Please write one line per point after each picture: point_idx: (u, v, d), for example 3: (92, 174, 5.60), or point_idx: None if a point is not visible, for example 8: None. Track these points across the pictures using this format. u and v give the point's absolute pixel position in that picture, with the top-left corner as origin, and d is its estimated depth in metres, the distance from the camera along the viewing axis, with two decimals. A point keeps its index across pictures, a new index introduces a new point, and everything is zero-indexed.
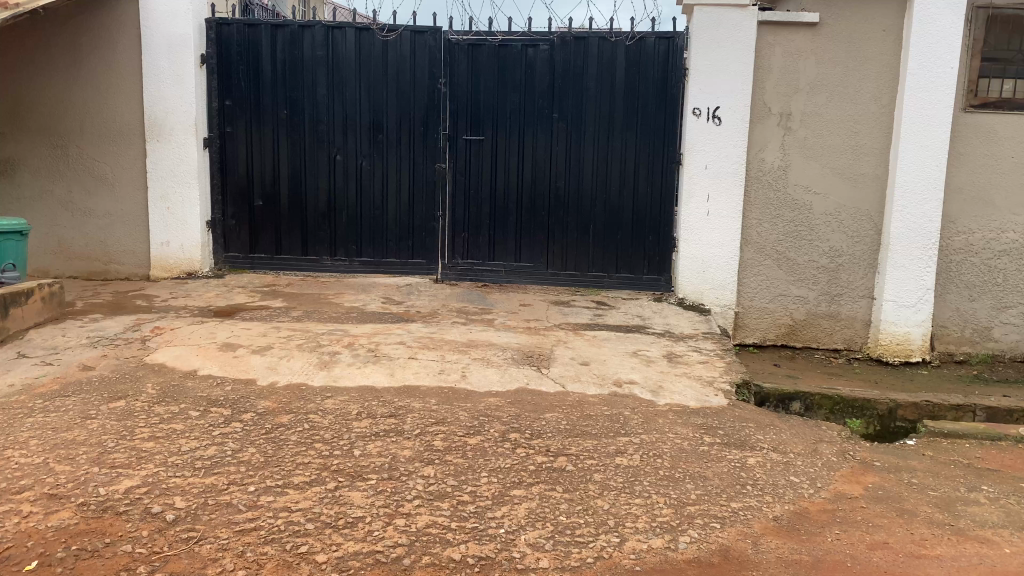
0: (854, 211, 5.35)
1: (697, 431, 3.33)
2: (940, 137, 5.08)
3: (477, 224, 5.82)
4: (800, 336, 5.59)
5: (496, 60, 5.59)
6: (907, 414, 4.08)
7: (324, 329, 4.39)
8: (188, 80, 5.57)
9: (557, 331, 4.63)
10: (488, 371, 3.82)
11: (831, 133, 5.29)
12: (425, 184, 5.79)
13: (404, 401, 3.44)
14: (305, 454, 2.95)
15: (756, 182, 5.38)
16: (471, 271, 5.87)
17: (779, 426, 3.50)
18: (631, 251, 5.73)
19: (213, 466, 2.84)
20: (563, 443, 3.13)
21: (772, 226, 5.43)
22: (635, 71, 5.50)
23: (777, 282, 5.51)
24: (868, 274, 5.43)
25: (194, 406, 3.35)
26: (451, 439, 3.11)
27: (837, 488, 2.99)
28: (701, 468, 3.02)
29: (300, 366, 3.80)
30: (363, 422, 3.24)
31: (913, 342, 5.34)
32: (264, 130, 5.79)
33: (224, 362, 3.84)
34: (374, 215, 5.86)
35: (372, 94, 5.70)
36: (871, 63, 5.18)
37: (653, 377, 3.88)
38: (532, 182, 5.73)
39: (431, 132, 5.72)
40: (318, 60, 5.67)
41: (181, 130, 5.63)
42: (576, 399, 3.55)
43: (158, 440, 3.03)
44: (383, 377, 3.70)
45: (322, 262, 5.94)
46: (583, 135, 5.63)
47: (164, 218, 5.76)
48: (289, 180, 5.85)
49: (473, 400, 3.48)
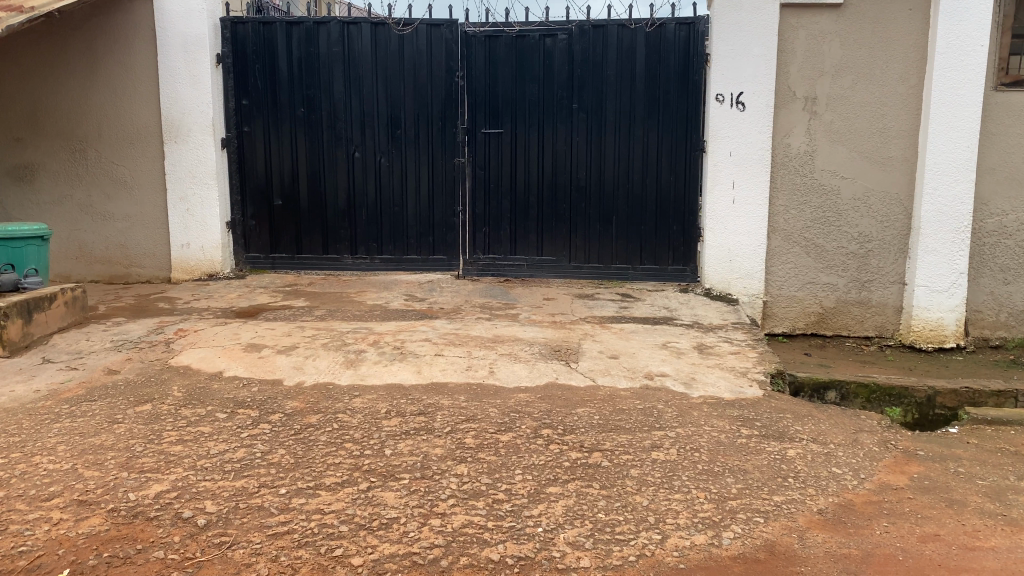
0: (883, 195, 5.24)
1: (734, 423, 3.25)
2: (971, 117, 4.95)
3: (498, 218, 5.75)
4: (830, 325, 5.49)
5: (513, 51, 5.51)
6: (946, 401, 3.98)
7: (348, 328, 4.34)
8: (205, 81, 5.54)
9: (583, 324, 4.56)
10: (516, 366, 3.75)
11: (857, 116, 5.18)
12: (445, 179, 5.73)
13: (433, 399, 3.38)
14: (336, 455, 2.90)
15: (782, 168, 5.28)
16: (493, 266, 5.80)
17: (817, 416, 3.41)
18: (655, 242, 5.64)
19: (243, 469, 2.79)
20: (597, 438, 3.06)
21: (799, 213, 5.33)
22: (656, 58, 5.41)
23: (805, 269, 5.41)
24: (899, 259, 5.31)
25: (221, 408, 3.31)
26: (483, 436, 3.04)
27: (882, 479, 2.89)
28: (740, 462, 2.94)
29: (326, 365, 3.76)
30: (392, 420, 3.18)
31: (947, 328, 5.22)
32: (281, 129, 5.75)
33: (249, 362, 3.80)
34: (394, 211, 5.80)
35: (390, 90, 5.64)
36: (897, 43, 5.06)
37: (684, 370, 3.80)
38: (553, 175, 5.65)
39: (449, 126, 5.65)
40: (334, 56, 5.62)
41: (199, 131, 5.60)
42: (607, 393, 3.48)
43: (186, 444, 2.99)
44: (411, 375, 3.64)
45: (343, 260, 5.90)
46: (603, 125, 5.55)
47: (184, 220, 5.74)
48: (307, 179, 5.80)
49: (502, 396, 3.41)
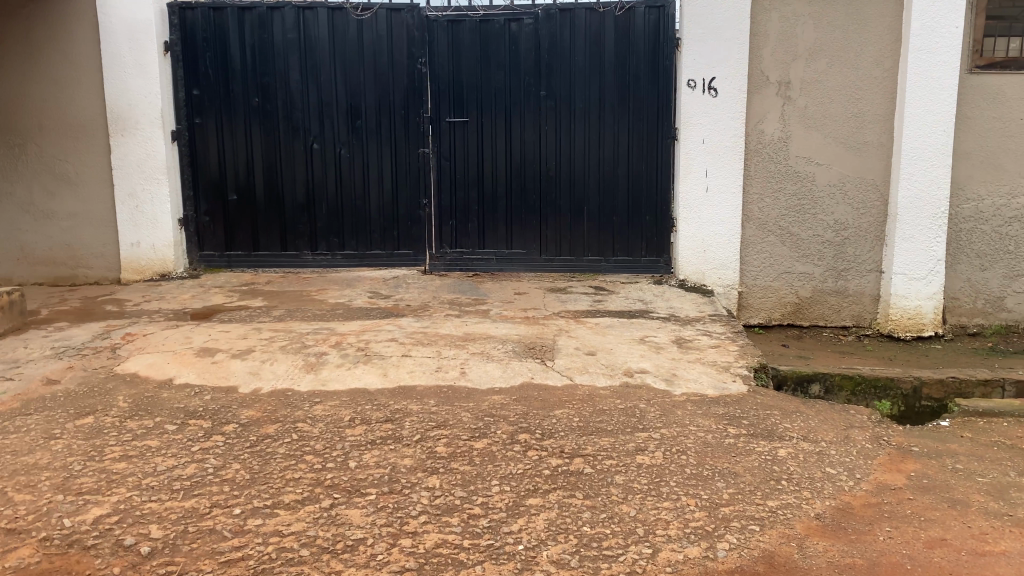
0: (859, 181, 5.12)
1: (720, 422, 3.08)
2: (947, 101, 4.85)
3: (465, 211, 5.53)
4: (807, 315, 5.36)
5: (478, 36, 5.29)
6: (933, 393, 3.86)
7: (309, 329, 4.09)
8: (152, 70, 5.24)
9: (557, 320, 4.36)
10: (488, 366, 3.55)
11: (832, 101, 5.04)
12: (409, 170, 5.49)
13: (400, 404, 3.16)
14: (295, 469, 2.66)
15: (756, 155, 5.12)
16: (461, 260, 5.59)
17: (806, 412, 3.26)
18: (628, 233, 5.47)
19: (193, 488, 2.55)
20: (578, 442, 2.86)
21: (774, 201, 5.18)
22: (625, 42, 5.22)
23: (781, 258, 5.26)
24: (876, 247, 5.20)
25: (171, 419, 3.06)
26: (456, 443, 2.83)
27: (878, 478, 2.74)
28: (730, 464, 2.76)
29: (285, 370, 3.51)
30: (356, 429, 2.95)
31: (925, 316, 5.13)
32: (234, 121, 5.47)
33: (202, 368, 3.54)
34: (356, 204, 5.56)
35: (349, 78, 5.39)
36: (871, 26, 4.93)
37: (665, 366, 3.62)
38: (521, 164, 5.44)
39: (412, 115, 5.41)
40: (290, 43, 5.35)
41: (147, 123, 5.30)
42: (586, 392, 3.29)
43: (131, 460, 2.74)
44: (376, 379, 3.42)
45: (303, 257, 5.64)
46: (573, 112, 5.35)
47: (133, 217, 5.43)
48: (264, 173, 5.54)
49: (475, 399, 3.20)
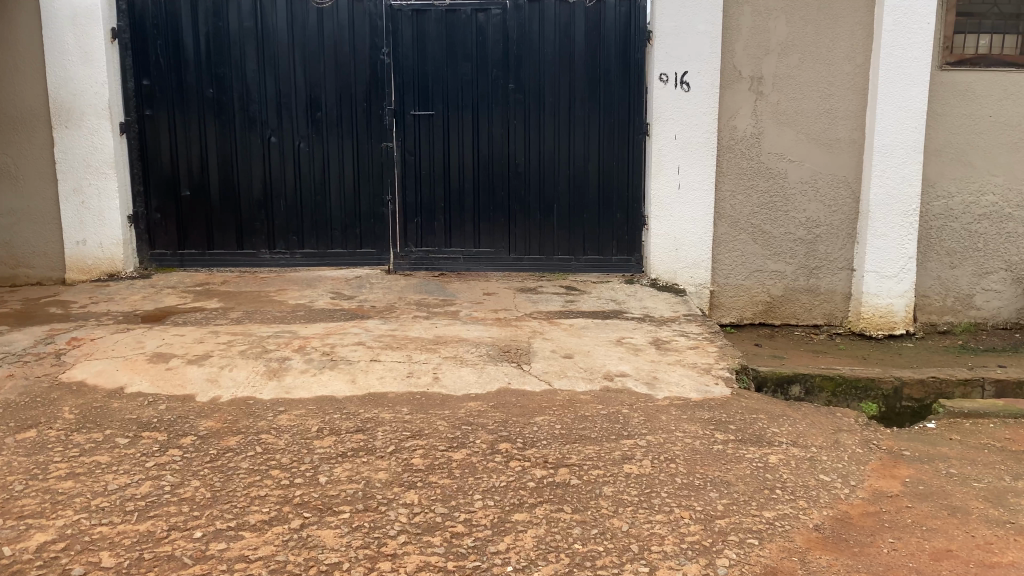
0: (830, 178, 5.06)
1: (707, 428, 2.95)
2: (919, 98, 4.82)
3: (431, 208, 5.34)
4: (779, 313, 5.28)
5: (444, 27, 5.11)
6: (913, 393, 3.81)
7: (269, 332, 3.88)
8: (99, 58, 4.96)
9: (530, 321, 4.21)
10: (463, 371, 3.38)
11: (804, 96, 4.97)
12: (372, 166, 5.29)
13: (371, 413, 2.98)
14: (260, 486, 2.47)
15: (728, 151, 5.03)
16: (426, 259, 5.40)
17: (793, 416, 3.15)
18: (598, 231, 5.34)
19: (149, 508, 2.34)
20: (561, 451, 2.71)
21: (746, 198, 5.09)
22: (596, 35, 5.09)
23: (752, 257, 5.18)
24: (848, 245, 5.15)
25: (122, 432, 2.84)
26: (433, 455, 2.66)
27: (874, 486, 2.64)
28: (722, 473, 2.64)
29: (245, 377, 3.30)
30: (325, 441, 2.77)
31: (896, 314, 5.10)
32: (187, 113, 5.21)
33: (156, 376, 3.31)
34: (316, 201, 5.34)
35: (308, 69, 5.16)
36: (843, 20, 4.87)
37: (645, 368, 3.48)
38: (489, 160, 5.27)
39: (375, 109, 5.21)
40: (246, 32, 5.11)
41: (93, 114, 5.02)
42: (566, 398, 3.14)
43: (78, 478, 2.51)
44: (344, 386, 3.22)
45: (260, 256, 5.40)
46: (542, 106, 5.20)
47: (78, 214, 5.14)
48: (219, 168, 5.29)
49: (450, 406, 3.03)
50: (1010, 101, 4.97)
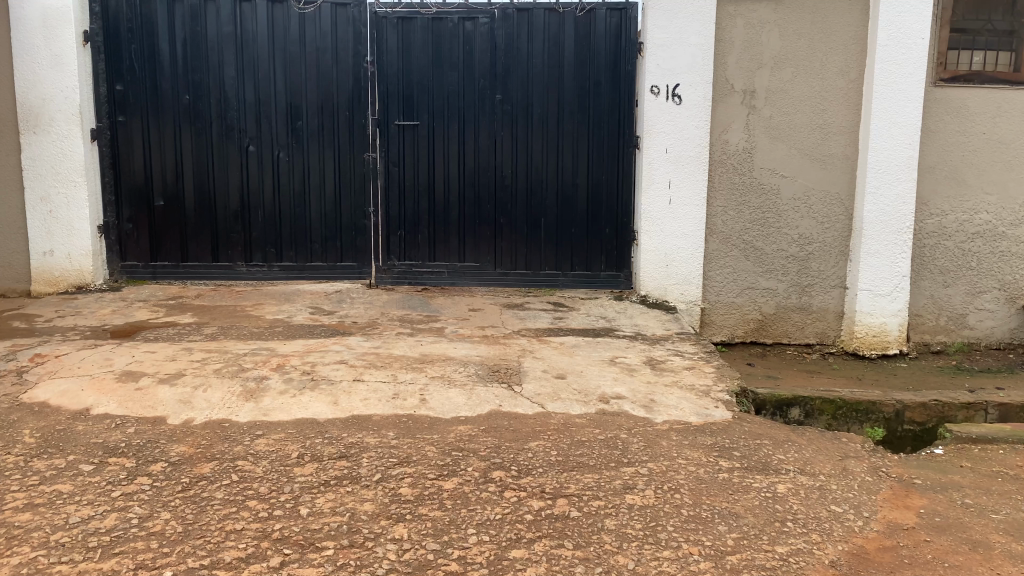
0: (823, 194, 4.95)
1: (710, 455, 2.81)
2: (913, 114, 4.73)
3: (414, 220, 5.18)
4: (770, 332, 5.16)
5: (430, 36, 4.97)
6: (915, 416, 3.69)
7: (246, 349, 3.69)
8: (70, 61, 4.75)
9: (518, 339, 4.05)
10: (451, 392, 3.20)
11: (797, 111, 4.88)
12: (354, 177, 5.12)
13: (355, 437, 2.80)
14: (236, 518, 2.29)
15: (720, 166, 4.92)
16: (409, 273, 5.23)
17: (797, 441, 3.01)
18: (587, 246, 5.20)
19: (114, 544, 2.15)
20: (559, 480, 2.55)
21: (738, 214, 4.97)
22: (586, 46, 4.97)
23: (744, 274, 5.06)
24: (841, 262, 5.04)
25: (87, 458, 2.64)
26: (422, 484, 2.49)
27: (887, 517, 2.51)
28: (729, 504, 2.49)
29: (220, 398, 3.11)
30: (306, 469, 2.59)
31: (890, 334, 4.99)
32: (162, 120, 5.02)
33: (124, 396, 3.11)
34: (296, 212, 5.16)
35: (289, 77, 5.00)
36: (837, 35, 4.79)
37: (641, 390, 3.33)
38: (475, 172, 5.13)
39: (357, 118, 5.05)
40: (225, 37, 4.94)
41: (63, 119, 4.81)
42: (560, 422, 2.98)
43: (37, 510, 2.32)
44: (326, 408, 3.04)
45: (236, 269, 5.20)
46: (530, 118, 5.06)
47: (46, 223, 4.92)
48: (194, 178, 5.10)
49: (438, 430, 2.86)
50: (1005, 118, 4.89)
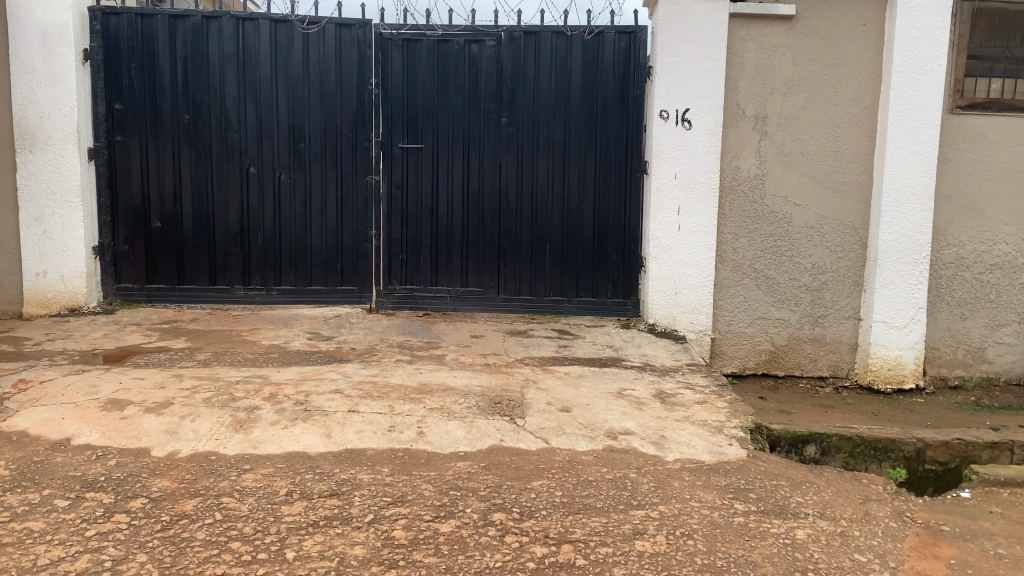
0: (837, 223, 4.81)
1: (724, 497, 2.64)
2: (929, 141, 4.57)
3: (417, 244, 5.05)
4: (782, 363, 4.99)
5: (435, 58, 4.87)
6: (936, 456, 3.52)
7: (238, 377, 3.54)
8: (68, 79, 4.66)
9: (522, 368, 3.89)
10: (450, 425, 3.05)
11: (810, 138, 4.74)
12: (355, 199, 5.01)
13: (348, 473, 2.65)
14: (217, 562, 2.14)
15: (730, 192, 4.79)
16: (411, 298, 5.09)
17: (816, 483, 2.85)
18: (593, 273, 5.06)
19: None
20: (564, 523, 2.40)
21: (749, 242, 4.84)
22: (594, 69, 4.87)
23: (756, 303, 4.91)
24: (855, 293, 4.88)
25: (63, 493, 2.49)
26: (417, 527, 2.34)
27: (915, 568, 2.34)
28: (745, 551, 2.33)
29: (208, 429, 2.96)
30: (295, 508, 2.43)
31: (906, 367, 4.80)
32: (161, 140, 4.91)
33: (108, 425, 2.97)
34: (295, 234, 5.04)
35: (291, 98, 4.90)
36: (851, 60, 4.66)
37: (651, 426, 3.17)
38: (480, 196, 5.01)
39: (360, 140, 4.95)
40: (227, 57, 4.84)
41: (60, 138, 4.70)
42: (565, 459, 2.83)
43: (5, 550, 2.17)
44: (318, 441, 2.89)
45: (233, 292, 5.07)
46: (536, 141, 4.95)
47: (39, 244, 4.80)
48: (192, 199, 4.98)
49: (436, 466, 2.71)
50: None
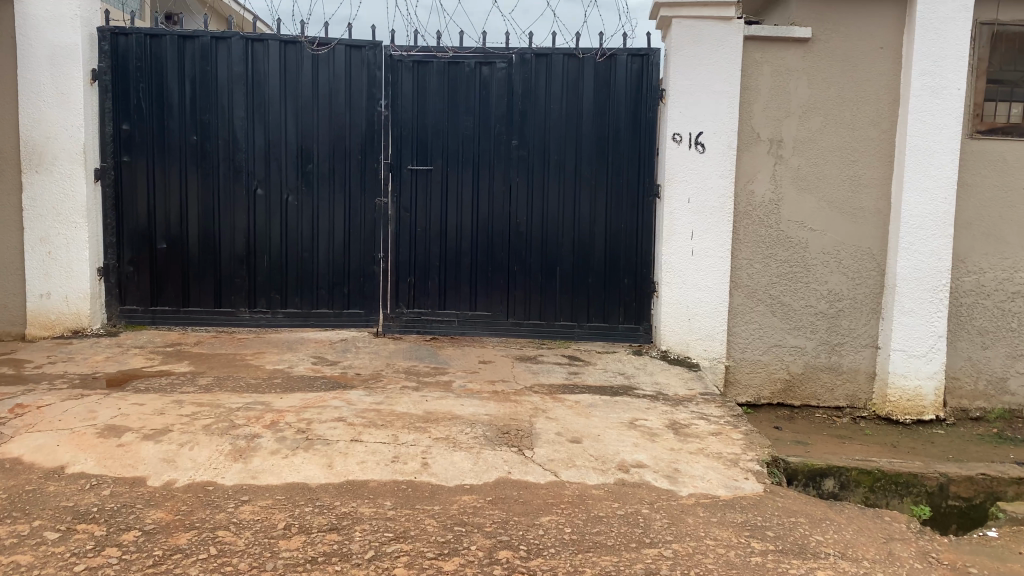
0: (854, 249, 4.70)
1: (741, 535, 2.53)
2: (948, 166, 4.45)
3: (425, 267, 4.98)
4: (798, 393, 4.87)
5: (445, 79, 4.82)
6: (961, 491, 3.39)
7: (240, 403, 3.45)
8: (76, 99, 4.63)
9: (530, 396, 3.79)
10: (456, 456, 2.95)
11: (826, 162, 4.65)
12: (363, 222, 4.95)
13: (349, 506, 2.55)
14: None
15: (745, 217, 4.69)
16: (418, 322, 5.01)
17: (836, 520, 2.73)
18: (604, 298, 4.97)
19: None
20: (573, 562, 2.29)
21: (764, 267, 4.74)
22: (606, 91, 4.80)
23: (771, 330, 4.79)
24: (872, 321, 4.76)
25: (54, 525, 2.40)
26: (420, 565, 2.24)
27: None
28: None
29: (207, 458, 2.87)
30: (293, 543, 2.34)
31: (926, 398, 4.66)
32: (168, 161, 4.87)
33: (104, 453, 2.88)
34: (302, 257, 4.97)
35: (299, 119, 4.85)
36: (868, 84, 4.58)
37: (664, 459, 3.06)
38: (489, 220, 4.93)
39: (369, 161, 4.89)
40: (235, 78, 4.81)
41: (66, 158, 4.66)
42: (575, 493, 2.72)
43: None
44: (319, 471, 2.79)
45: (239, 315, 5.00)
46: (547, 164, 4.88)
47: (44, 265, 4.75)
48: (199, 220, 4.93)
49: (440, 500, 2.61)
50: None
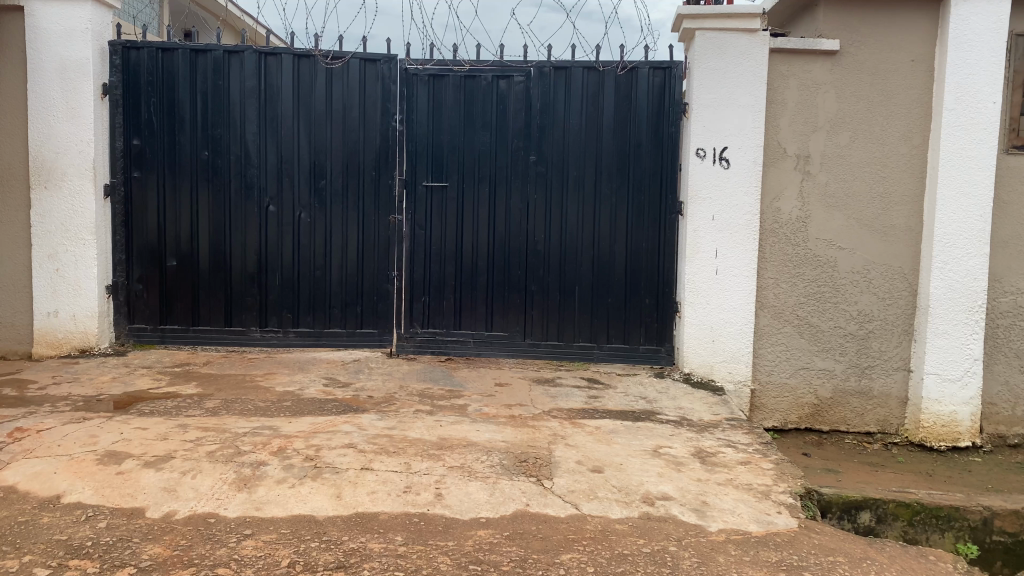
0: (885, 269, 4.52)
1: None
2: (983, 182, 4.26)
3: (440, 286, 4.84)
4: (827, 418, 4.68)
5: (462, 93, 4.70)
6: (1006, 526, 3.20)
7: (246, 428, 3.31)
8: (86, 114, 4.54)
9: (549, 422, 3.63)
10: (471, 487, 2.79)
11: (855, 178, 4.48)
12: (377, 240, 4.82)
13: (358, 542, 2.40)
14: None
15: (771, 235, 4.53)
16: (433, 342, 4.87)
17: (878, 560, 2.55)
18: (625, 318, 4.81)
19: None
20: None
21: (790, 287, 4.57)
22: (627, 105, 4.66)
23: (798, 353, 4.62)
24: (904, 343, 4.57)
25: (44, 561, 2.26)
26: None
27: None
28: None
29: (209, 487, 2.73)
30: None
31: (961, 424, 4.43)
32: (178, 177, 4.77)
33: (103, 481, 2.74)
34: (314, 275, 4.85)
35: (312, 134, 4.75)
36: (899, 98, 4.41)
37: (691, 491, 2.88)
38: (506, 237, 4.79)
39: (383, 178, 4.77)
40: (248, 92, 4.71)
41: (76, 174, 4.57)
42: (598, 528, 2.56)
43: None
44: (327, 503, 2.64)
45: (249, 334, 4.88)
46: (565, 180, 4.74)
47: (51, 282, 4.65)
48: (209, 236, 4.82)
49: (454, 536, 2.45)
50: None
